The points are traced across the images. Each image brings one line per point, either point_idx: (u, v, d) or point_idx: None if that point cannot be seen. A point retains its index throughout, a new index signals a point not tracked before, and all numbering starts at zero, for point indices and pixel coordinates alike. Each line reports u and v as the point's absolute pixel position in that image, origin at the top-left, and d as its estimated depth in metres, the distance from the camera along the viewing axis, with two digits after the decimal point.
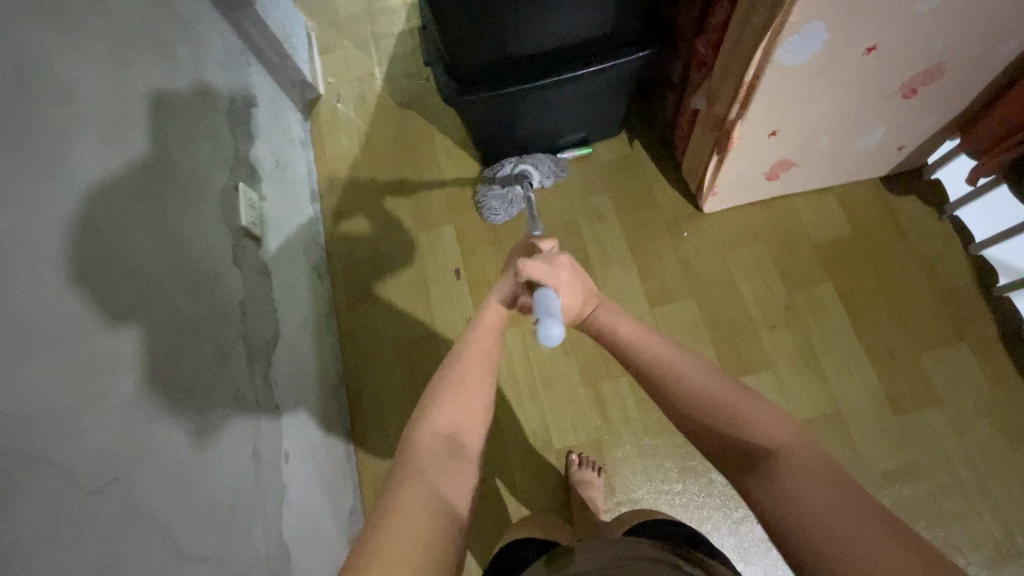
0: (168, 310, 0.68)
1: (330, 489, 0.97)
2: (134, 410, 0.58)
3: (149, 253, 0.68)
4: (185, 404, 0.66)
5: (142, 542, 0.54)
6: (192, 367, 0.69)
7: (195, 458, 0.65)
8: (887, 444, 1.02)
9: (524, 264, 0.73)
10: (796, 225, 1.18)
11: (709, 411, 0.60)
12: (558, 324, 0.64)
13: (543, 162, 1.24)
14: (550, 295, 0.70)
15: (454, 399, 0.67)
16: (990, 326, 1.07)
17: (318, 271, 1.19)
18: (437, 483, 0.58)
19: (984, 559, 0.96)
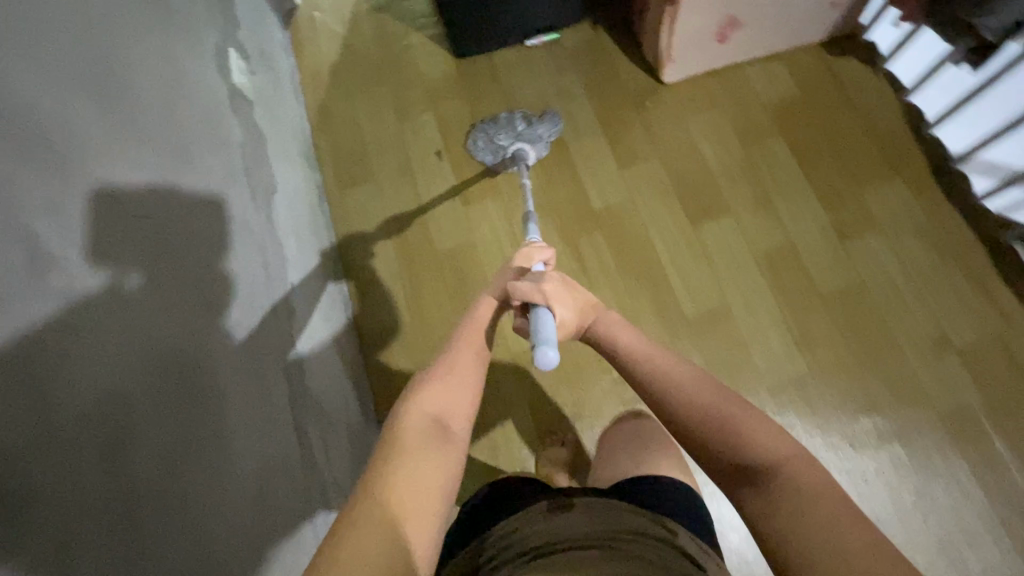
0: (180, 129, 0.77)
1: (333, 331, 1.10)
2: (161, 192, 0.68)
3: (190, 105, 0.81)
4: (221, 212, 0.81)
5: (182, 294, 0.65)
6: (207, 176, 0.80)
7: (220, 243, 0.77)
8: (836, 266, 1.15)
9: (515, 286, 0.77)
10: (747, 90, 1.28)
11: (708, 420, 0.63)
12: (552, 350, 0.68)
13: (541, 143, 1.26)
14: (545, 316, 0.74)
15: (443, 385, 0.69)
16: (922, 161, 1.19)
17: (307, 158, 1.29)
18: (420, 465, 0.59)
19: (928, 350, 1.08)
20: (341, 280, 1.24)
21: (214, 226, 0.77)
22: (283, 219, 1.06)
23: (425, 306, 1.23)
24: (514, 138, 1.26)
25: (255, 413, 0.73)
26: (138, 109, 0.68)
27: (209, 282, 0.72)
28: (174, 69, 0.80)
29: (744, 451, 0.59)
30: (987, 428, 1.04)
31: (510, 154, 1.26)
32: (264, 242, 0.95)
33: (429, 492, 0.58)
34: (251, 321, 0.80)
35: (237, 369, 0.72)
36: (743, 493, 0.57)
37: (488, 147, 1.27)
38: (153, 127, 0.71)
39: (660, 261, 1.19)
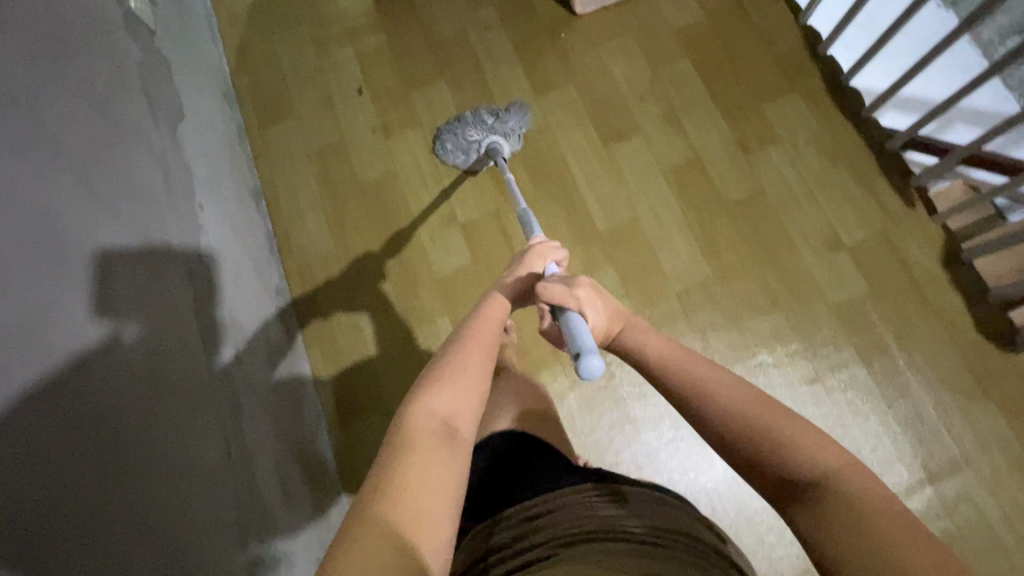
0: (59, 40, 0.75)
1: (255, 261, 1.13)
2: (34, 99, 0.66)
3: (77, 27, 0.81)
4: (114, 118, 0.82)
5: (59, 202, 0.65)
6: (91, 93, 0.79)
7: (107, 159, 0.77)
8: (739, 177, 1.21)
9: (545, 288, 0.76)
10: (657, 18, 1.33)
11: (743, 429, 0.58)
12: (597, 358, 0.66)
13: (513, 135, 1.21)
14: (578, 321, 0.73)
15: (452, 384, 0.65)
16: (818, 80, 1.26)
17: (227, 96, 1.30)
18: (426, 471, 0.55)
19: (820, 250, 1.16)
20: (264, 213, 1.25)
21: (105, 129, 0.79)
22: (194, 139, 1.06)
23: (351, 237, 1.25)
24: (486, 132, 1.20)
25: (149, 321, 0.73)
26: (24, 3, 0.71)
27: (99, 179, 0.74)
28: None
29: (791, 465, 0.54)
30: (874, 318, 1.12)
31: (485, 148, 1.20)
32: (167, 153, 0.94)
33: (436, 503, 0.54)
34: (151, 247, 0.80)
35: (128, 268, 0.73)
36: (793, 510, 0.53)
37: (459, 147, 1.21)
38: (41, 24, 0.73)
39: (575, 183, 1.24)
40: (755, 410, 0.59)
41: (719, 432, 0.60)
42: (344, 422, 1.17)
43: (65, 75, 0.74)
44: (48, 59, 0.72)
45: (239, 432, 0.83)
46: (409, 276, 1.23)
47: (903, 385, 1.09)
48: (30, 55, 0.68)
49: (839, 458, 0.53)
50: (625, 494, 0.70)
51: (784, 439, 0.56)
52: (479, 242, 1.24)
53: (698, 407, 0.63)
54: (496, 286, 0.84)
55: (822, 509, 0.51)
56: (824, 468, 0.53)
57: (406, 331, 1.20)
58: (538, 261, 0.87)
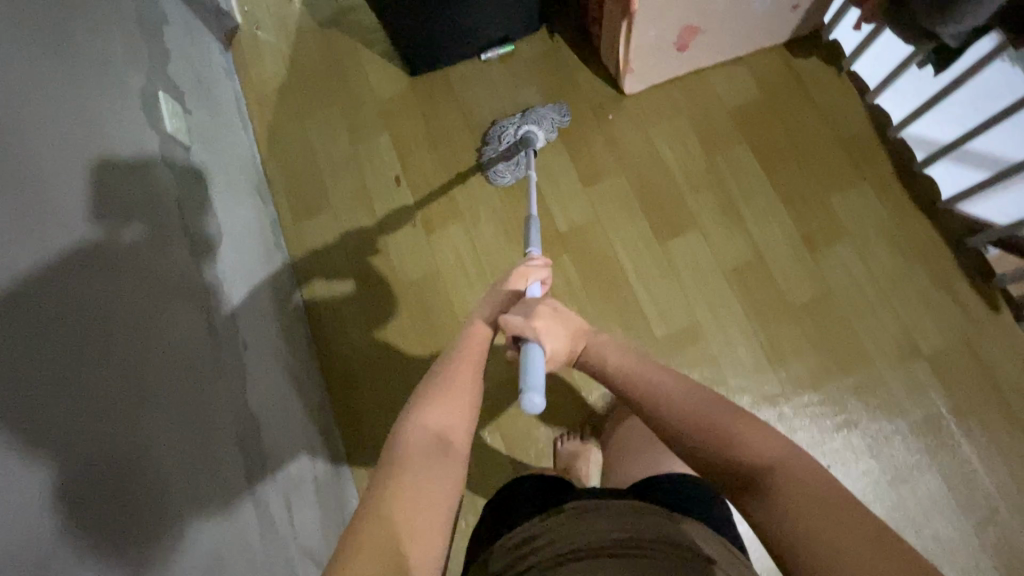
0: (113, 208, 0.74)
1: (295, 379, 1.07)
2: (97, 298, 0.65)
3: (127, 183, 0.79)
4: (159, 273, 0.79)
5: (129, 407, 0.63)
6: (142, 256, 0.76)
7: (162, 326, 0.75)
8: (804, 278, 1.13)
9: (506, 320, 0.77)
10: (711, 97, 1.25)
11: (691, 425, 0.63)
12: (537, 397, 0.69)
13: (547, 122, 1.22)
14: (536, 354, 0.74)
15: (444, 400, 0.69)
16: (888, 164, 1.18)
17: (259, 191, 1.25)
18: (422, 482, 0.59)
19: (895, 359, 1.08)
20: (303, 317, 1.21)
21: (148, 304, 0.74)
22: (235, 266, 1.01)
23: (393, 340, 1.21)
24: (519, 124, 1.23)
25: (199, 523, 0.68)
26: (56, 192, 0.65)
27: (146, 367, 0.68)
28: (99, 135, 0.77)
29: (736, 453, 0.58)
30: (956, 433, 1.05)
31: (520, 139, 1.21)
32: (208, 295, 0.88)
33: (432, 510, 0.58)
34: (206, 411, 0.76)
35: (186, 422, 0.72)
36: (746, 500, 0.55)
37: (498, 153, 1.23)
38: (79, 205, 0.67)
39: (628, 281, 1.17)
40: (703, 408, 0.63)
41: (674, 431, 0.64)
42: None
43: (107, 250, 0.70)
44: (89, 248, 0.66)
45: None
46: None
47: (990, 508, 1.02)
48: (68, 255, 0.62)
49: (777, 448, 0.56)
50: (625, 508, 0.65)
51: (730, 432, 0.60)
52: None
53: (653, 412, 0.67)
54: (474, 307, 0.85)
55: (770, 493, 0.53)
56: (766, 457, 0.56)
57: None
58: (518, 281, 0.86)
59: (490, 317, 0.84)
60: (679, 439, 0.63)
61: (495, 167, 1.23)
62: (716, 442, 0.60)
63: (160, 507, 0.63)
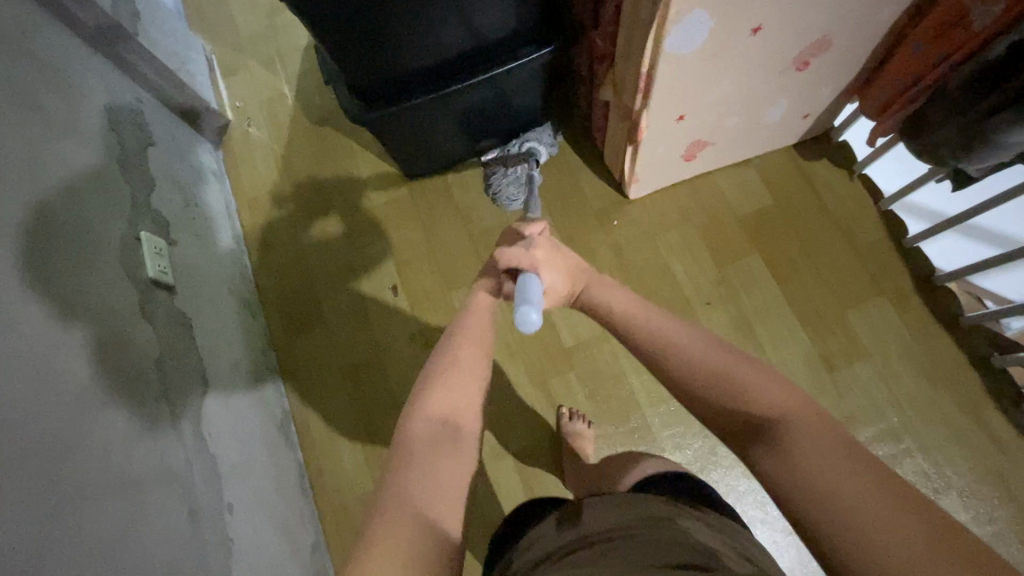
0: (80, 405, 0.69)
1: (287, 530, 0.99)
2: (59, 530, 0.59)
3: (99, 363, 0.74)
4: (137, 462, 0.73)
5: None
6: (117, 448, 0.71)
7: (137, 528, 0.69)
8: (824, 399, 1.08)
9: (501, 253, 0.77)
10: (719, 201, 1.21)
11: (700, 374, 0.62)
12: (534, 311, 0.67)
13: (547, 135, 1.22)
14: (531, 280, 0.72)
15: (448, 381, 0.69)
16: (905, 277, 1.13)
17: (248, 305, 1.19)
18: (429, 469, 0.60)
19: (923, 492, 1.02)
20: (294, 444, 1.13)
21: (114, 511, 0.67)
22: (219, 413, 0.94)
23: None
24: (519, 139, 1.22)
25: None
26: (10, 422, 0.59)
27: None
28: (57, 322, 0.70)
29: (752, 406, 0.57)
30: None
31: (523, 155, 1.21)
32: (185, 467, 0.80)
33: (442, 496, 0.58)
34: None
35: None
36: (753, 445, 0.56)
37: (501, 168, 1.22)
38: (37, 426, 0.62)
39: (638, 403, 1.12)
40: (717, 360, 0.62)
41: (687, 385, 0.63)
42: None
43: (74, 461, 0.65)
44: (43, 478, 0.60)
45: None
46: None
47: None
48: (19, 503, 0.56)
49: (792, 400, 0.56)
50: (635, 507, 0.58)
51: (741, 382, 0.59)
52: (535, 474, 1.10)
53: (664, 365, 0.65)
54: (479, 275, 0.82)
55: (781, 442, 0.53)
56: (781, 408, 0.56)
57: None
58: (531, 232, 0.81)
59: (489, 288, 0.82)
60: (693, 396, 0.62)
61: (500, 186, 1.22)
62: (734, 398, 0.59)
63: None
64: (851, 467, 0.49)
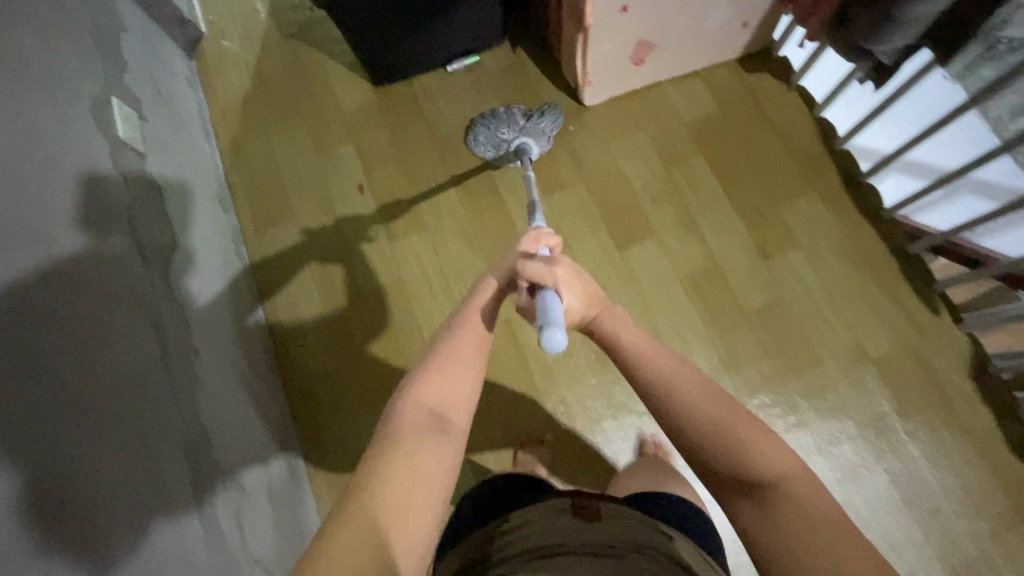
0: (54, 213, 0.71)
1: (255, 393, 1.05)
2: (37, 305, 0.62)
3: (71, 187, 0.76)
4: (107, 283, 0.76)
5: (66, 421, 0.60)
6: (87, 264, 0.73)
7: (109, 336, 0.72)
8: (758, 282, 1.16)
9: (525, 268, 0.73)
10: (668, 110, 1.29)
11: (705, 429, 0.59)
12: (560, 331, 0.63)
13: (544, 135, 1.21)
14: (551, 299, 0.69)
15: (440, 374, 0.64)
16: (835, 177, 1.22)
17: (221, 200, 1.24)
18: (411, 463, 0.55)
19: (844, 362, 1.12)
20: (263, 328, 1.19)
21: (85, 312, 0.69)
22: (189, 275, 0.98)
23: (355, 346, 1.21)
24: (516, 131, 1.20)
25: (131, 547, 0.63)
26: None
27: (85, 382, 0.64)
28: (26, 136, 0.71)
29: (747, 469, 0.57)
30: (900, 433, 1.08)
31: (514, 146, 1.20)
32: (157, 305, 0.84)
33: (421, 491, 0.54)
34: (153, 425, 0.73)
35: (130, 425, 0.69)
36: (738, 500, 0.56)
37: (491, 141, 1.20)
38: (12, 213, 0.64)
39: None
40: (718, 407, 0.60)
41: (689, 439, 0.60)
42: None
43: (48, 253, 0.67)
44: (31, 257, 0.63)
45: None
46: None
47: (935, 508, 1.04)
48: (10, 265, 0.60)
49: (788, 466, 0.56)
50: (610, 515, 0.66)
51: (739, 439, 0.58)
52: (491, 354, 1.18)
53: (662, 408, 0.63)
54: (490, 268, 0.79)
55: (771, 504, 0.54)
56: (776, 473, 0.55)
57: None
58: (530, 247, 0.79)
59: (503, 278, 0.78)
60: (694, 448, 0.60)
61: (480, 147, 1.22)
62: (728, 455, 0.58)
63: (99, 527, 0.60)
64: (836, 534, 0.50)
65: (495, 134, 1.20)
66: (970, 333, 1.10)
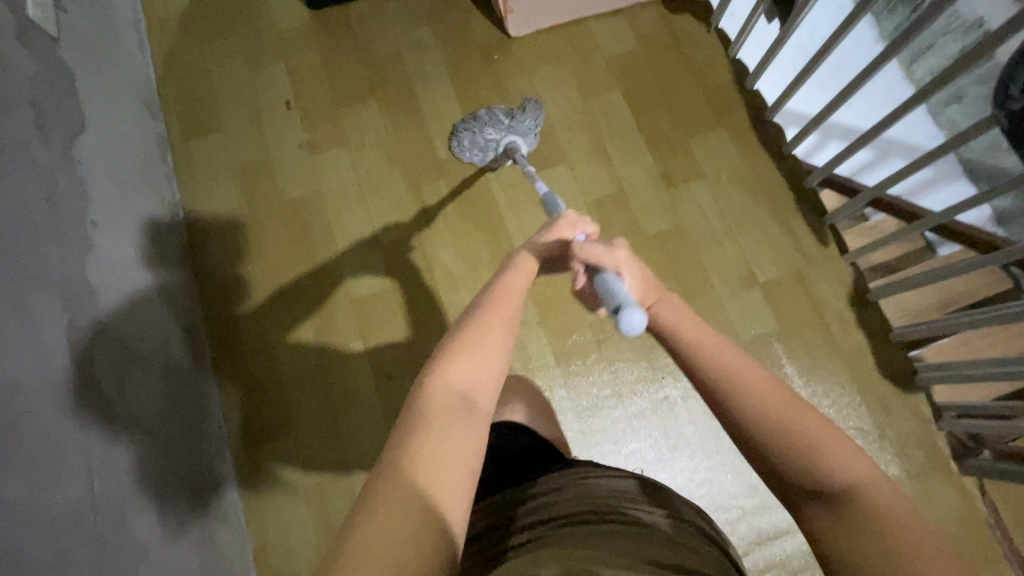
0: None
1: (161, 281, 1.08)
2: None
3: None
4: None
5: None
6: None
7: None
8: (660, 209, 1.22)
9: (581, 248, 0.71)
10: (592, 44, 1.33)
11: (781, 438, 0.56)
12: (638, 310, 0.61)
13: (530, 135, 1.20)
14: (614, 281, 0.67)
15: (468, 356, 0.62)
16: (744, 114, 1.27)
17: (150, 106, 1.27)
18: (441, 446, 0.55)
19: (734, 285, 1.17)
20: (180, 231, 1.19)
21: None
22: (96, 158, 1.01)
23: (268, 248, 1.21)
24: (503, 131, 1.18)
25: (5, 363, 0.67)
26: None
27: None
28: None
29: (823, 475, 0.54)
30: (779, 352, 1.13)
31: (502, 147, 1.18)
32: (54, 171, 0.89)
33: (452, 476, 0.54)
34: (35, 265, 0.78)
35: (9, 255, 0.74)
36: (807, 503, 0.55)
37: (478, 144, 1.19)
38: None
39: (500, 211, 1.23)
40: (790, 411, 0.56)
41: (759, 445, 0.57)
42: (251, 452, 1.11)
43: None
44: None
45: (108, 458, 0.81)
46: (327, 308, 1.17)
47: None
48: None
49: (860, 468, 0.54)
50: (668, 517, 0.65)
51: (815, 444, 0.55)
52: (401, 264, 1.20)
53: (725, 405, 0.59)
54: (525, 245, 0.77)
55: (846, 514, 0.52)
56: (852, 474, 0.53)
57: (318, 357, 1.15)
58: (569, 227, 0.79)
59: (537, 258, 0.77)
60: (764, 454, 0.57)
61: (464, 150, 1.20)
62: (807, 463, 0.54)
63: None
64: (924, 541, 0.49)
65: (480, 135, 1.18)
66: (852, 262, 1.16)
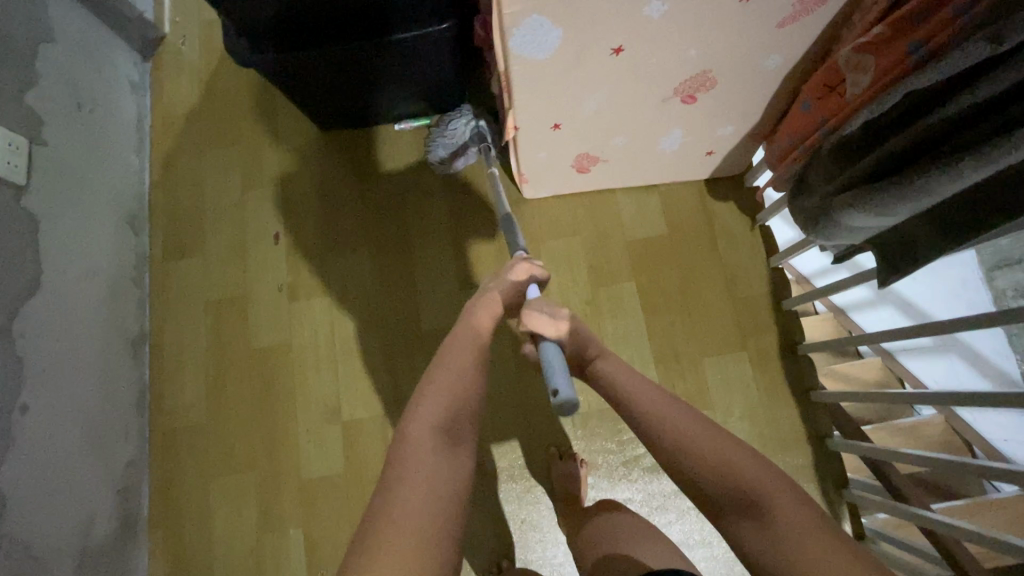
0: None
1: (100, 437, 1.03)
2: None
3: None
4: None
5: None
6: None
7: None
8: None
9: (527, 319, 0.77)
10: (614, 221, 1.17)
11: (692, 456, 0.66)
12: (571, 396, 0.66)
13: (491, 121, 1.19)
14: (553, 355, 0.73)
15: (444, 396, 0.70)
16: (773, 339, 1.10)
17: (132, 221, 1.20)
18: (428, 476, 0.63)
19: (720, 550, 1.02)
20: (136, 371, 1.13)
21: None
22: (46, 317, 0.95)
23: (227, 401, 1.14)
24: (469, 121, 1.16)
25: None
26: None
27: None
28: None
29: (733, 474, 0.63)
30: None
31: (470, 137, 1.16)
32: None
33: (436, 496, 0.62)
34: None
35: None
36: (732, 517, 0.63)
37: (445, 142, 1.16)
38: None
39: None
40: (703, 436, 0.67)
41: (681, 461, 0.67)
42: None
43: None
44: None
45: None
46: (272, 479, 1.10)
47: None
48: None
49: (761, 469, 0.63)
50: None
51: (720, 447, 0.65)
52: (360, 444, 1.11)
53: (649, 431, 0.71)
54: (487, 289, 0.83)
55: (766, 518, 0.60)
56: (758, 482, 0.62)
57: (253, 540, 1.08)
58: (522, 274, 0.83)
59: (501, 296, 0.82)
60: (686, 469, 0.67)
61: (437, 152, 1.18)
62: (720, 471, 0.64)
63: None
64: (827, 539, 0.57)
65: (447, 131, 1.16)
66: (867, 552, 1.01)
